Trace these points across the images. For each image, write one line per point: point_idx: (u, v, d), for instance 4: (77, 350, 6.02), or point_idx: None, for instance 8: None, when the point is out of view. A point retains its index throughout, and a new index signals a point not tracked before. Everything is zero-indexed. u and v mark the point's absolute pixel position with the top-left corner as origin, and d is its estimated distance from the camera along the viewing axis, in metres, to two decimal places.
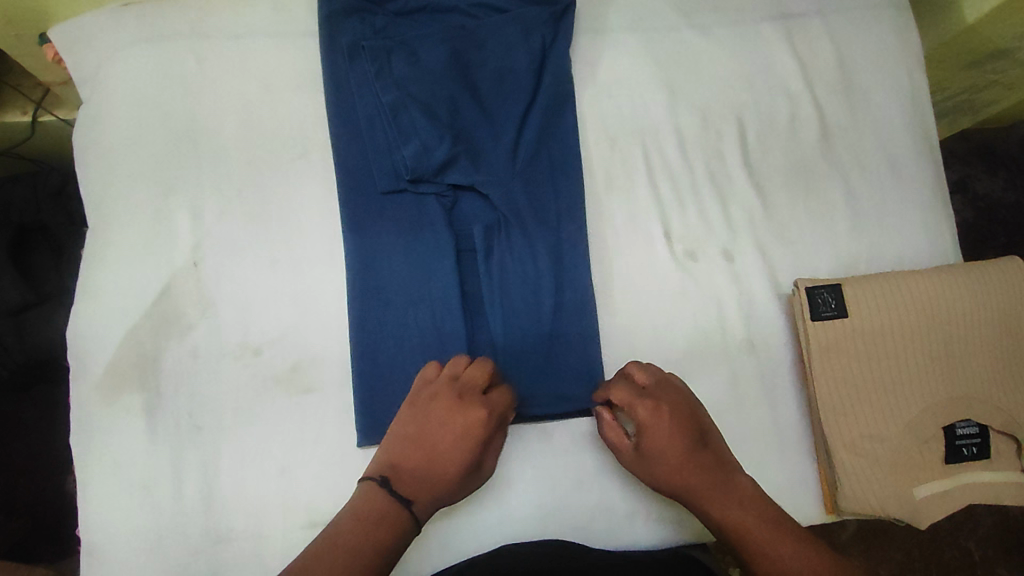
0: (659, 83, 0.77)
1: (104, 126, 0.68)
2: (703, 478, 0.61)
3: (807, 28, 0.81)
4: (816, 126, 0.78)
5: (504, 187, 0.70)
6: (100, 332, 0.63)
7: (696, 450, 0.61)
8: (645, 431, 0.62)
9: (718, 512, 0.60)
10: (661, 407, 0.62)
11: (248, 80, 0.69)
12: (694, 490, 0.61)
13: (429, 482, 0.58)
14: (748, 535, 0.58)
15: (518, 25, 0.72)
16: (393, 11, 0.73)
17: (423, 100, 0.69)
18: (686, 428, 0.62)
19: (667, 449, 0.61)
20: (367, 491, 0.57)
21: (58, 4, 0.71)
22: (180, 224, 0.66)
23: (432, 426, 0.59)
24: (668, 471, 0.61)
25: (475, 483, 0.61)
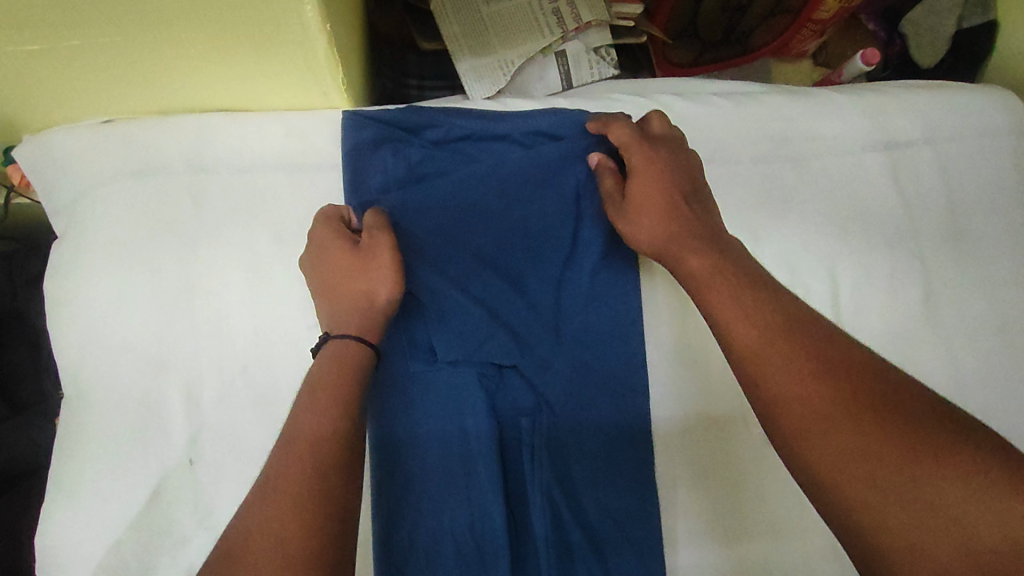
0: (741, 226, 0.65)
1: (81, 278, 0.57)
2: (689, 226, 0.53)
3: (913, 158, 0.69)
4: (918, 282, 0.67)
5: (554, 364, 0.60)
6: (75, 542, 0.53)
7: (688, 198, 0.55)
8: (636, 173, 0.55)
9: (711, 299, 0.49)
10: (657, 154, 0.56)
11: (258, 226, 0.58)
12: (676, 244, 0.52)
13: (338, 284, 0.50)
14: (735, 317, 0.47)
15: (579, 163, 0.61)
16: (431, 140, 0.61)
17: (466, 261, 0.59)
18: (681, 174, 0.55)
19: (650, 200, 0.54)
20: (303, 398, 0.44)
21: (31, 119, 0.59)
22: (173, 410, 0.55)
23: (330, 266, 0.51)
24: (653, 222, 0.54)
25: (379, 257, 0.50)
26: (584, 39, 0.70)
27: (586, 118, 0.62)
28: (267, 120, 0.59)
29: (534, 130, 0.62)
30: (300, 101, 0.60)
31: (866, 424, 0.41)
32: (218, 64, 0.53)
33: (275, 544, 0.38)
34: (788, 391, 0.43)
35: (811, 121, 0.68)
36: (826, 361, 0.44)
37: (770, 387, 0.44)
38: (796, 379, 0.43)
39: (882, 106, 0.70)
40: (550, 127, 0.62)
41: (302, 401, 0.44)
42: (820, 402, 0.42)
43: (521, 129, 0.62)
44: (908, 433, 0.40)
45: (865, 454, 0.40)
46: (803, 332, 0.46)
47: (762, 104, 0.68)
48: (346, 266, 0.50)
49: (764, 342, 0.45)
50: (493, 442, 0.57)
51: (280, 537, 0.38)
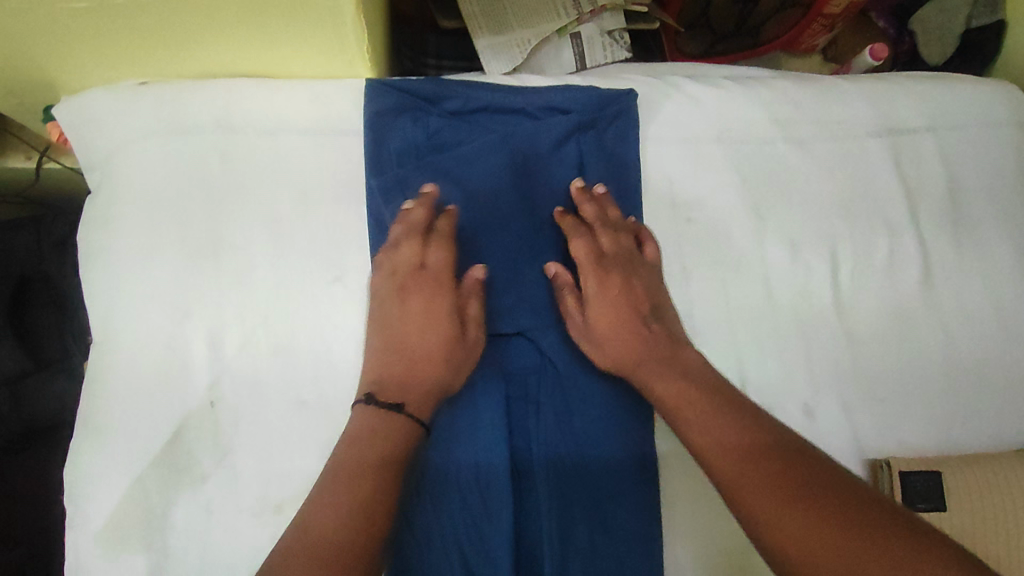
0: (745, 204, 0.67)
1: (113, 229, 0.60)
2: (643, 346, 0.57)
3: (915, 145, 0.71)
4: (917, 264, 0.69)
5: (559, 328, 0.62)
6: (100, 476, 0.56)
7: (642, 320, 0.59)
8: (592, 304, 0.59)
9: (683, 431, 0.52)
10: (610, 276, 0.59)
11: (282, 185, 0.61)
12: (638, 354, 0.57)
13: (426, 345, 0.56)
14: (680, 401, 0.53)
15: (588, 139, 0.64)
16: (449, 110, 0.63)
17: (478, 226, 0.62)
18: (632, 296, 0.59)
19: (609, 322, 0.58)
20: (356, 419, 0.52)
21: (70, 77, 0.62)
22: (196, 357, 0.57)
23: (412, 316, 0.56)
24: (612, 342, 0.58)
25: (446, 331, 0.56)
26: (598, 23, 0.73)
27: (598, 96, 0.65)
28: (294, 86, 0.62)
29: (548, 104, 0.64)
30: (326, 68, 0.63)
31: (776, 474, 0.45)
32: (250, 30, 0.56)
33: (340, 519, 0.46)
34: (701, 437, 0.50)
35: (817, 105, 0.70)
36: (750, 435, 0.49)
37: (707, 460, 0.49)
38: (745, 484, 0.46)
39: (887, 93, 0.72)
40: (564, 103, 0.64)
41: (361, 414, 0.52)
42: (744, 463, 0.47)
43: (536, 103, 0.64)
44: (810, 488, 0.44)
45: (810, 539, 0.41)
46: (729, 403, 0.52)
47: (770, 88, 0.70)
48: (418, 321, 0.56)
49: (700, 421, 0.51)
50: (498, 398, 0.60)
51: (346, 519, 0.46)
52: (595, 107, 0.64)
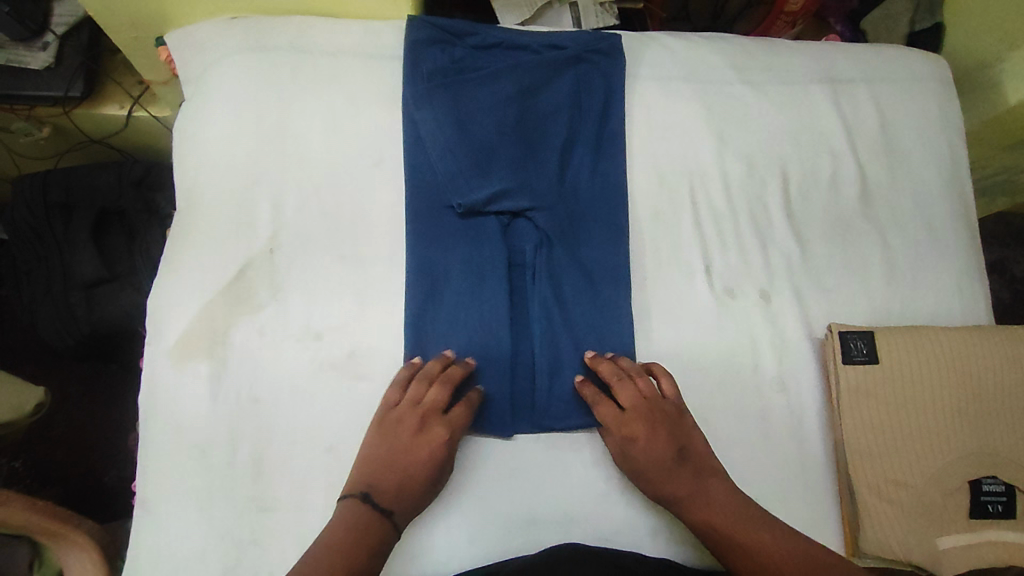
0: (709, 129, 0.82)
1: (203, 120, 0.76)
2: (682, 483, 0.65)
3: (853, 93, 0.86)
4: (857, 185, 0.82)
5: (552, 211, 0.74)
6: (177, 303, 0.69)
7: (679, 459, 0.66)
8: (633, 445, 0.67)
9: (699, 513, 0.65)
10: (642, 425, 0.67)
11: (337, 92, 0.77)
12: (685, 496, 0.65)
13: (404, 469, 0.63)
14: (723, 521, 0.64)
15: (580, 69, 0.80)
16: (472, 44, 0.80)
17: (489, 130, 0.75)
18: (667, 439, 0.66)
19: (649, 458, 0.66)
20: (349, 513, 0.60)
21: (178, 12, 0.80)
22: (261, 213, 0.72)
23: (416, 452, 0.64)
24: (658, 484, 0.66)
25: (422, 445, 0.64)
26: None
27: (590, 39, 0.81)
28: (351, 23, 0.80)
29: (550, 43, 0.81)
30: (376, 8, 0.80)
31: None
32: None
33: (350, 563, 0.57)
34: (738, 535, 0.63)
35: (771, 57, 0.86)
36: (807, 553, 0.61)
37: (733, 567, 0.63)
38: None
39: (829, 53, 0.87)
40: (562, 42, 0.81)
41: (353, 508, 0.61)
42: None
43: (540, 43, 0.81)
44: None
45: None
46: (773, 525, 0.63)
47: (730, 43, 0.86)
48: (402, 447, 0.64)
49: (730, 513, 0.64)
50: (502, 266, 0.72)
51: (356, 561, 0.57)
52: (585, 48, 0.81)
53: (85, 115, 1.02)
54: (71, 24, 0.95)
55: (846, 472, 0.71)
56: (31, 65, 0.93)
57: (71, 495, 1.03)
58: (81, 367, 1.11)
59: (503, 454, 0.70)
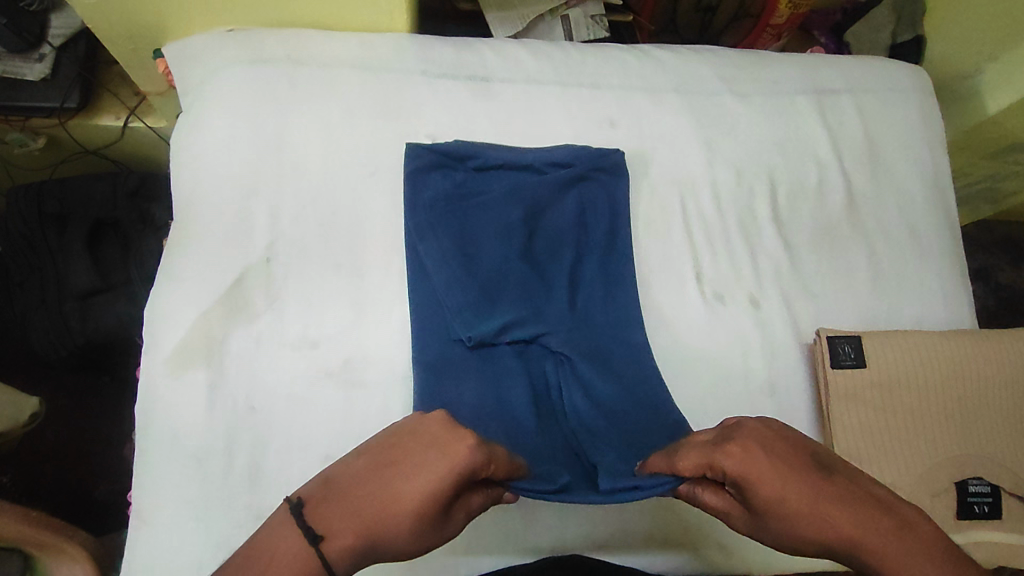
0: (698, 139, 0.84)
1: (200, 131, 0.76)
2: (851, 516, 0.49)
3: (838, 103, 0.88)
4: (843, 193, 0.84)
5: (566, 334, 0.74)
6: (174, 312, 0.69)
7: (821, 483, 0.50)
8: (742, 484, 0.51)
9: (861, 553, 0.48)
10: (757, 454, 0.51)
11: (332, 103, 0.78)
12: (859, 539, 0.48)
13: (373, 495, 0.48)
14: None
15: (580, 185, 0.79)
16: (473, 167, 0.78)
17: (499, 250, 0.75)
18: (790, 458, 0.51)
19: (768, 490, 0.50)
20: (280, 517, 0.48)
21: (175, 25, 0.81)
22: (257, 223, 0.72)
23: (401, 489, 0.48)
24: (804, 528, 0.49)
25: (432, 471, 0.48)
26: (583, 8, 0.91)
27: (593, 154, 0.79)
28: (346, 35, 0.81)
29: (553, 160, 0.79)
30: (371, 21, 0.82)
31: None
32: None
33: None
34: None
35: (759, 68, 0.88)
36: None
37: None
38: None
39: (815, 65, 0.89)
40: (566, 159, 0.79)
41: (289, 525, 0.47)
42: None
43: (542, 160, 0.79)
44: None
45: None
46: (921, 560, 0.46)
47: (718, 55, 0.88)
48: (381, 471, 0.49)
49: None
50: (524, 380, 0.72)
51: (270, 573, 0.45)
52: (586, 159, 0.79)
53: (80, 125, 1.02)
54: (67, 36, 0.96)
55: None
56: (28, 76, 0.94)
57: (67, 509, 1.03)
58: (74, 379, 1.11)
59: None
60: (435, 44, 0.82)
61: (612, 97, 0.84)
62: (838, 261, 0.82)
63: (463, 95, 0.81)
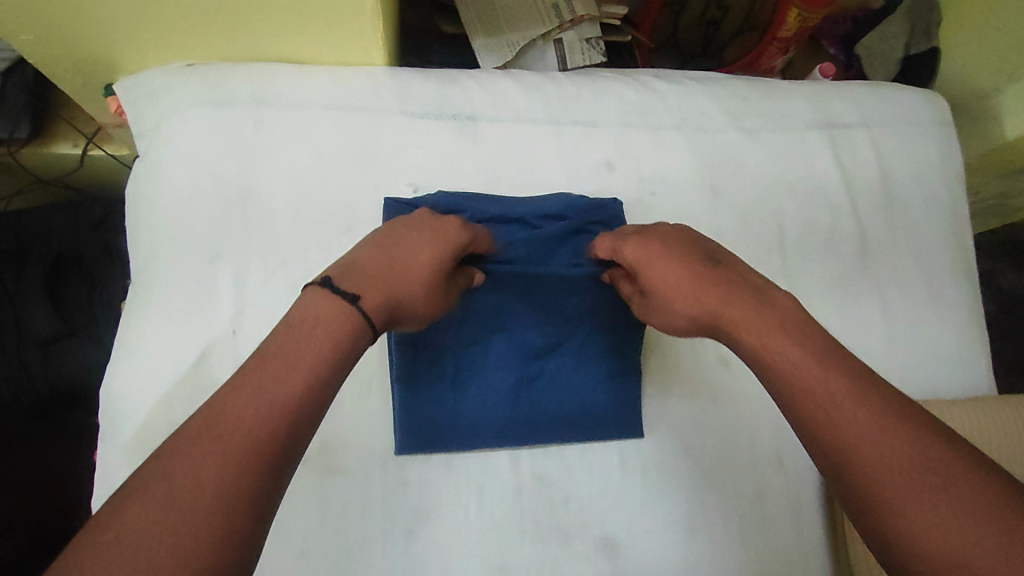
0: (701, 183, 0.78)
1: (157, 183, 0.69)
2: (752, 303, 0.52)
3: (852, 138, 0.82)
4: (854, 240, 0.79)
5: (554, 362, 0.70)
6: (135, 392, 0.64)
7: (716, 270, 0.56)
8: (641, 267, 0.60)
9: (774, 354, 0.48)
10: (669, 251, 0.58)
11: (303, 150, 0.71)
12: (724, 312, 0.53)
13: (369, 265, 0.53)
14: (853, 420, 0.43)
15: (576, 242, 0.71)
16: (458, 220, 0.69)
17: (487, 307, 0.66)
18: (703, 260, 0.57)
19: (679, 284, 0.57)
20: (309, 296, 0.47)
21: (126, 60, 0.73)
22: (223, 292, 0.67)
23: (393, 262, 0.54)
24: (691, 300, 0.56)
25: (422, 249, 0.56)
26: (578, 31, 0.83)
27: (589, 205, 0.73)
28: (318, 70, 0.73)
29: (546, 212, 0.72)
30: (345, 54, 0.74)
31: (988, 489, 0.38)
32: (289, 17, 0.67)
33: (265, 401, 0.40)
34: (882, 434, 0.41)
35: (768, 101, 0.81)
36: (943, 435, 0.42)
37: (878, 495, 0.40)
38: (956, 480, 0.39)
39: (827, 96, 0.83)
40: (561, 211, 0.72)
41: (317, 294, 0.48)
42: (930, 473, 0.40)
43: (535, 211, 0.72)
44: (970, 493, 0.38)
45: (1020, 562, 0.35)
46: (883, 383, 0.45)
47: (724, 86, 0.81)
48: (377, 267, 0.53)
49: (887, 437, 0.41)
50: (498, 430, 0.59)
51: (283, 372, 0.42)
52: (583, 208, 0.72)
53: (34, 154, 0.94)
54: (13, 61, 0.88)
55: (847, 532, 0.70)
56: None
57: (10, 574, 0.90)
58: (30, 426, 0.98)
59: (488, 558, 0.64)
60: (417, 78, 0.75)
61: (610, 136, 0.77)
62: (848, 316, 0.77)
63: (448, 137, 0.74)
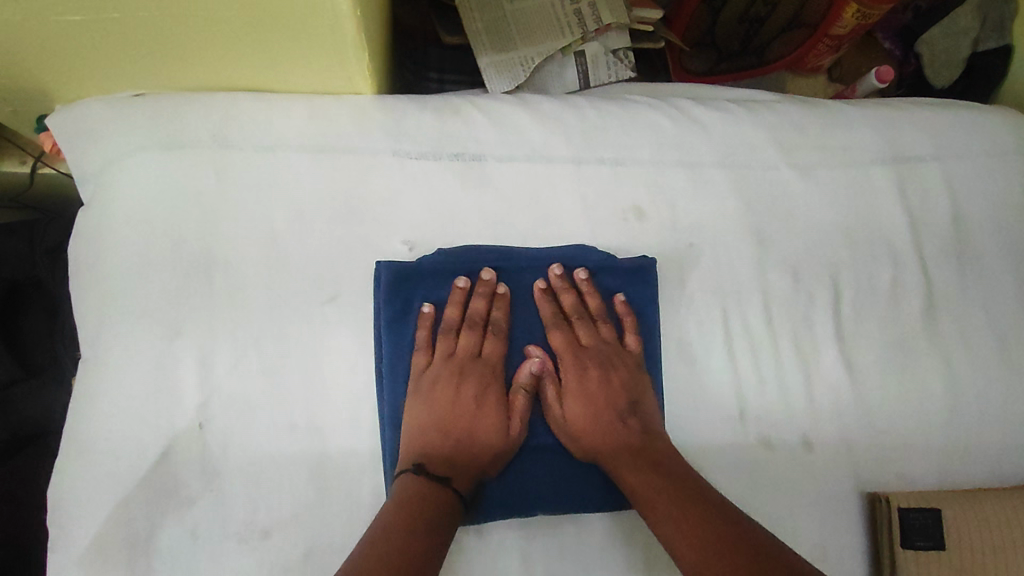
0: (747, 231, 0.66)
1: (102, 241, 0.58)
2: (620, 444, 0.57)
3: (921, 173, 0.70)
4: (920, 295, 0.68)
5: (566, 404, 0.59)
6: (84, 498, 0.54)
7: (610, 385, 0.59)
8: (554, 347, 0.61)
9: (633, 483, 0.54)
10: (586, 338, 0.61)
11: (276, 200, 0.60)
12: (613, 460, 0.56)
13: (456, 429, 0.57)
14: (654, 499, 0.53)
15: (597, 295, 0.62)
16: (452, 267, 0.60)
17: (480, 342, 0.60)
18: (595, 358, 0.61)
19: (576, 416, 0.59)
20: (403, 485, 0.53)
21: (64, 89, 0.61)
22: (185, 376, 0.56)
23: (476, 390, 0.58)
24: (584, 428, 0.58)
25: (497, 417, 0.58)
26: (602, 41, 0.73)
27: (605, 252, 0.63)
28: (293, 102, 0.62)
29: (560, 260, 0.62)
30: (324, 83, 0.62)
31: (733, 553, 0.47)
32: (252, 45, 0.55)
33: (392, 551, 0.46)
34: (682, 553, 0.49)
35: (824, 131, 0.69)
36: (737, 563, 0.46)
37: None
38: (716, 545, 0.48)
39: (893, 123, 0.71)
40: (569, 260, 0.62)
41: (412, 482, 0.53)
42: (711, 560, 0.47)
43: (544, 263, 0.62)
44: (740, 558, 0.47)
45: None
46: (715, 515, 0.50)
47: (773, 113, 0.69)
48: (459, 403, 0.57)
49: (683, 510, 0.51)
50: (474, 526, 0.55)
51: (398, 540, 0.47)
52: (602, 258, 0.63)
53: None
54: None
55: (889, 543, 0.61)
56: None
57: None
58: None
59: None
60: (411, 111, 0.63)
61: (640, 177, 0.65)
62: (916, 384, 0.66)
63: (449, 182, 0.62)
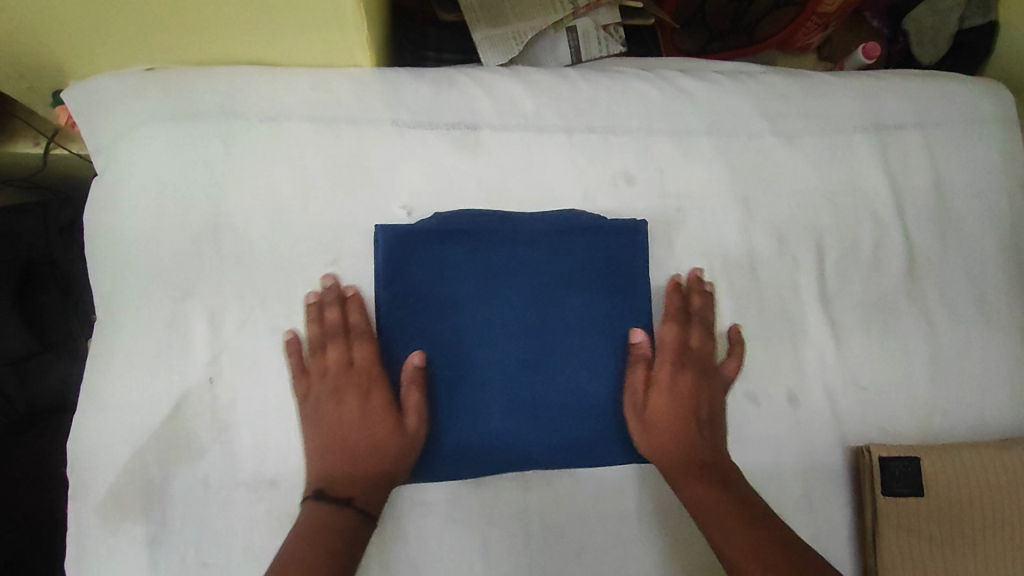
0: (732, 196, 0.69)
1: (115, 207, 0.61)
2: (683, 452, 0.60)
3: (902, 140, 0.72)
4: (901, 257, 0.70)
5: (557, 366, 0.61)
6: (102, 447, 0.57)
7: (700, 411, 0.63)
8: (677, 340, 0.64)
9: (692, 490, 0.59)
10: (691, 354, 0.64)
11: (280, 168, 0.63)
12: (678, 464, 0.60)
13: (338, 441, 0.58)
14: (712, 509, 0.57)
15: (595, 256, 0.63)
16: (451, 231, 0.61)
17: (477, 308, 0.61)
18: (700, 380, 0.64)
19: (661, 410, 0.62)
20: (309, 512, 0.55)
21: (77, 64, 0.64)
22: (196, 333, 0.59)
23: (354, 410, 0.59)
24: (665, 426, 0.61)
25: (355, 417, 0.59)
26: (593, 16, 0.75)
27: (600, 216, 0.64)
28: (296, 74, 0.64)
29: (553, 226, 0.63)
30: (325, 55, 0.65)
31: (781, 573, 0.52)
32: (255, 19, 0.58)
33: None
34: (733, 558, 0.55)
35: (808, 101, 0.72)
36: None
37: None
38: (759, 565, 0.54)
39: (876, 92, 0.73)
40: (563, 223, 0.63)
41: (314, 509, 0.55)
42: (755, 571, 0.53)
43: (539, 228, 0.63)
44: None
45: None
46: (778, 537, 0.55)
47: (758, 83, 0.72)
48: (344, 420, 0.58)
49: (738, 523, 0.56)
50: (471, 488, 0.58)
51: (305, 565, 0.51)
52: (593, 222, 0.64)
53: None
54: None
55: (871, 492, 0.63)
56: None
57: None
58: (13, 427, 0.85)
59: None
60: (409, 82, 0.65)
61: (629, 145, 0.68)
62: (897, 342, 0.69)
63: (445, 150, 0.65)
